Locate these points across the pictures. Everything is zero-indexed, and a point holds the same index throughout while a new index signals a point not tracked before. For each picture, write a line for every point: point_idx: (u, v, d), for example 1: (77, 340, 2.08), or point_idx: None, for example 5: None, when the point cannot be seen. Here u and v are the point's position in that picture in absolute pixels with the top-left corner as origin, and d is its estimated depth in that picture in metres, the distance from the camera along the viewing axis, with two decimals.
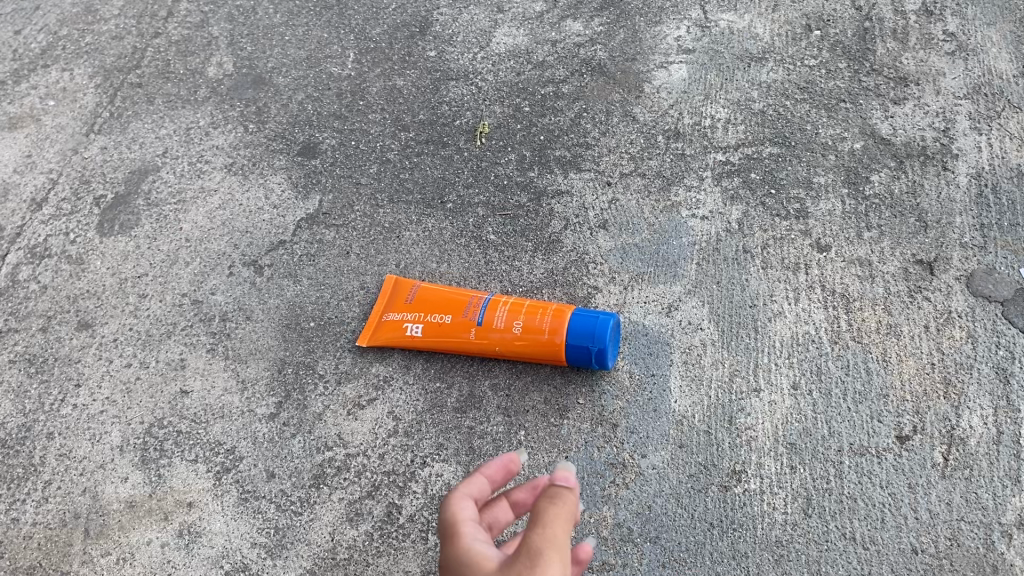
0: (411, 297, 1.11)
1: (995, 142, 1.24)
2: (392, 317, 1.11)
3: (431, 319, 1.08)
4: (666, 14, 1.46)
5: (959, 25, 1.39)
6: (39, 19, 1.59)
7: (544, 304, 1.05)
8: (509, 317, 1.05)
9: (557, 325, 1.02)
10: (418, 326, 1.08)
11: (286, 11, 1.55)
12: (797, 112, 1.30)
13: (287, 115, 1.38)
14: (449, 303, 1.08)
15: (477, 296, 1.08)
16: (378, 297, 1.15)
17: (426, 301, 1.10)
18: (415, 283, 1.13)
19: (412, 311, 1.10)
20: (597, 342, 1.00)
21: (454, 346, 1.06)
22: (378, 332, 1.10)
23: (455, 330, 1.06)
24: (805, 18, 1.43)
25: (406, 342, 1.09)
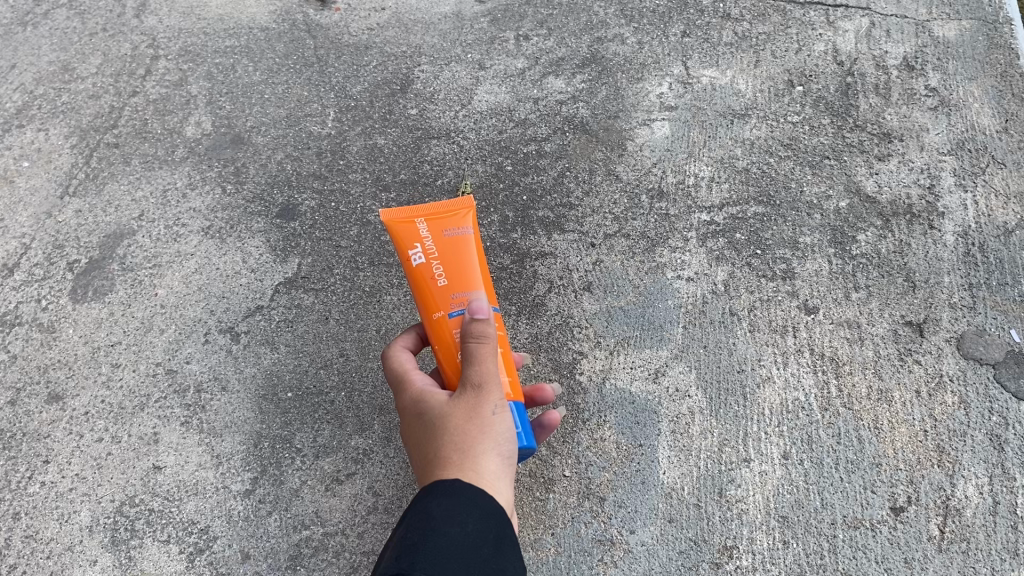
0: (450, 235, 0.91)
1: (980, 200, 1.23)
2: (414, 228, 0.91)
3: (433, 268, 0.88)
4: (648, 71, 1.45)
5: (941, 79, 1.39)
6: (15, 78, 1.57)
7: (501, 374, 0.84)
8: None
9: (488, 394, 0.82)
10: (421, 260, 0.89)
11: (266, 69, 1.53)
12: (781, 170, 1.29)
13: (265, 176, 1.36)
14: (460, 268, 0.89)
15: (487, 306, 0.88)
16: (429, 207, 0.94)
17: (449, 245, 0.90)
18: (468, 226, 0.93)
19: (435, 239, 0.90)
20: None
21: (418, 293, 0.89)
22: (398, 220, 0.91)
23: (432, 300, 0.87)
24: (787, 74, 1.42)
25: (401, 245, 0.90)
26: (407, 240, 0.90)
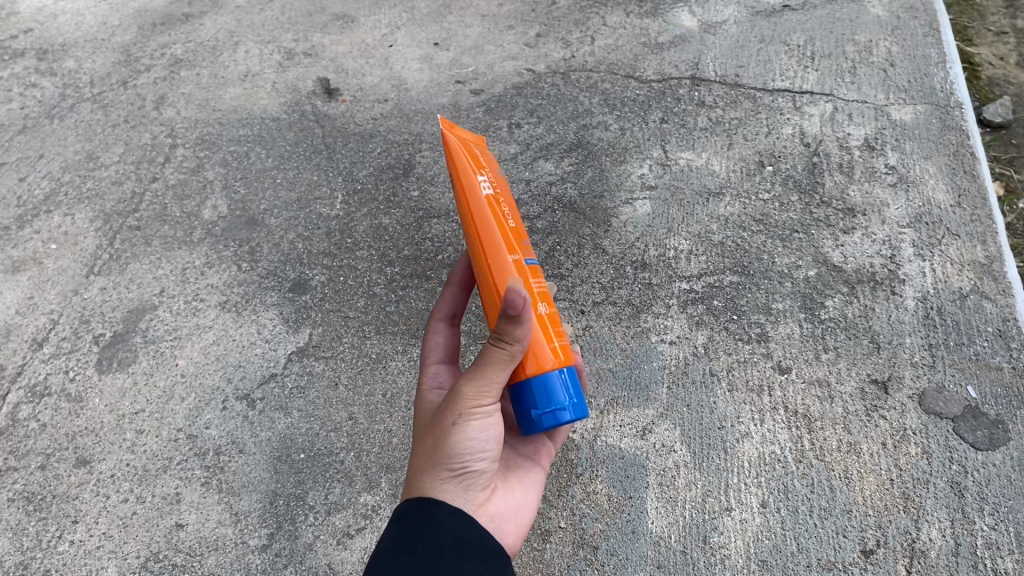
0: (500, 183, 0.92)
1: (937, 268, 1.34)
2: (468, 160, 0.88)
3: (499, 204, 0.87)
4: (630, 154, 1.58)
5: (899, 159, 1.52)
6: (43, 167, 1.69)
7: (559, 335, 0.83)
8: (539, 292, 0.84)
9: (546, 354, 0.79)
10: (489, 191, 0.87)
11: (278, 156, 1.66)
12: (754, 242, 1.40)
13: (278, 254, 1.47)
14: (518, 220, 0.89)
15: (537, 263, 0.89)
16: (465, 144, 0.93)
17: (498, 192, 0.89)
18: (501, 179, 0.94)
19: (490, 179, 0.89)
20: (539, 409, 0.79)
21: (490, 227, 0.84)
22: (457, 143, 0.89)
23: (509, 237, 0.84)
24: (758, 155, 1.55)
25: (461, 171, 0.87)
26: (467, 167, 0.88)
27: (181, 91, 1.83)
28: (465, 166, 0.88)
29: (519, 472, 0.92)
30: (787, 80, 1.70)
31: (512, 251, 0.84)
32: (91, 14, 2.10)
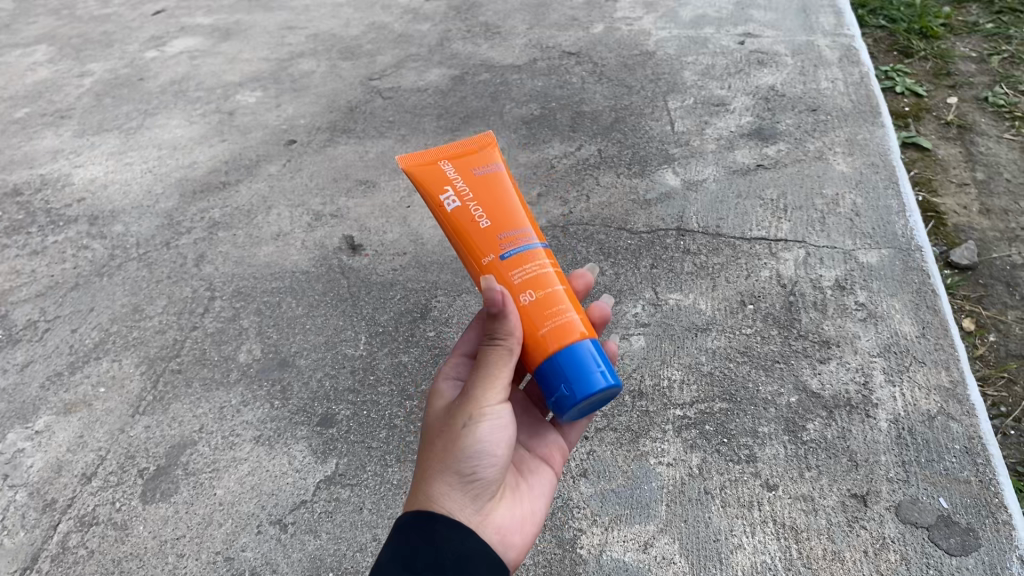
0: (479, 172, 1.03)
1: (907, 392, 1.48)
2: (445, 170, 1.03)
3: (470, 209, 1.00)
4: (625, 295, 1.75)
5: (867, 296, 1.69)
6: (93, 318, 1.86)
7: (561, 318, 0.94)
8: (525, 281, 0.96)
9: (548, 339, 0.93)
10: (454, 200, 1.00)
11: (307, 304, 1.83)
12: (739, 372, 1.55)
13: (307, 391, 1.61)
14: (501, 210, 1.01)
15: (523, 233, 0.99)
16: (455, 149, 1.06)
17: (486, 183, 1.02)
18: (492, 163, 1.05)
19: (467, 180, 1.02)
20: (566, 385, 0.90)
21: (466, 239, 1.00)
22: (423, 166, 1.03)
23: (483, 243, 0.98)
24: (739, 295, 1.72)
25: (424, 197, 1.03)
26: (430, 187, 1.02)
27: (219, 249, 2.03)
28: (429, 189, 1.02)
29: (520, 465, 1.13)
30: (764, 229, 1.90)
31: (490, 250, 0.98)
32: (137, 183, 2.34)
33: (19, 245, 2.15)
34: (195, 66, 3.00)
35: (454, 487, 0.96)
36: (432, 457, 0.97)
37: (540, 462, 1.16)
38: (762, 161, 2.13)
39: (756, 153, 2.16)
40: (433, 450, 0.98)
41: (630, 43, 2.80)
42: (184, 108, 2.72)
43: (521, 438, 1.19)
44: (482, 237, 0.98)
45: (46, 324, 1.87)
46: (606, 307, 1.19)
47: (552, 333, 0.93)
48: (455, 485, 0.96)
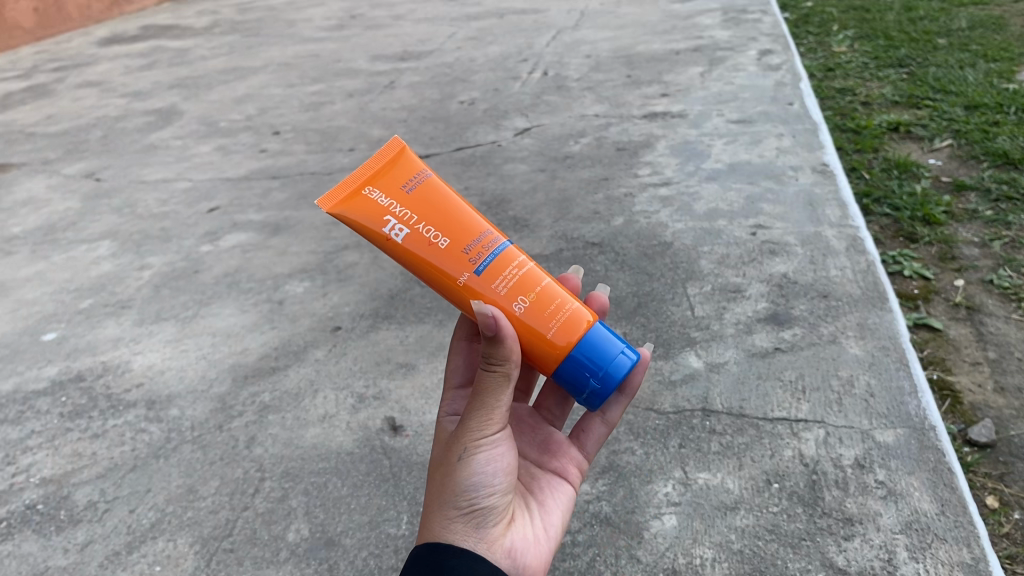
0: (409, 191, 1.32)
1: (930, 568, 1.55)
2: (379, 200, 1.31)
3: (422, 236, 1.30)
4: (655, 474, 1.85)
5: (887, 473, 1.77)
6: (149, 498, 1.97)
7: (563, 315, 1.33)
8: (508, 292, 1.31)
9: (557, 336, 1.32)
10: (402, 232, 1.30)
11: (352, 483, 1.94)
12: (768, 549, 1.63)
13: (353, 569, 1.70)
14: (449, 226, 1.32)
15: (480, 243, 1.32)
16: (370, 168, 1.33)
17: (421, 197, 1.33)
18: (417, 175, 1.34)
19: (402, 203, 1.31)
20: (596, 379, 1.33)
21: (427, 257, 1.31)
22: (358, 204, 1.30)
23: (454, 268, 1.31)
24: (764, 473, 1.81)
25: (366, 227, 1.30)
26: (374, 221, 1.30)
27: (268, 431, 2.16)
28: (373, 219, 1.30)
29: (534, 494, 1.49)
30: (784, 409, 2.01)
31: (465, 268, 1.30)
32: (192, 369, 2.51)
33: (81, 428, 2.29)
34: (245, 259, 3.25)
35: (458, 520, 1.30)
36: (438, 488, 1.33)
37: (555, 477, 1.55)
38: (779, 344, 2.27)
39: (773, 337, 2.31)
40: (437, 484, 1.34)
41: (649, 233, 3.02)
42: (236, 297, 2.94)
43: (537, 457, 1.58)
44: (445, 252, 1.31)
45: (105, 505, 1.98)
46: (605, 300, 1.64)
47: (562, 330, 1.32)
48: (459, 514, 1.30)
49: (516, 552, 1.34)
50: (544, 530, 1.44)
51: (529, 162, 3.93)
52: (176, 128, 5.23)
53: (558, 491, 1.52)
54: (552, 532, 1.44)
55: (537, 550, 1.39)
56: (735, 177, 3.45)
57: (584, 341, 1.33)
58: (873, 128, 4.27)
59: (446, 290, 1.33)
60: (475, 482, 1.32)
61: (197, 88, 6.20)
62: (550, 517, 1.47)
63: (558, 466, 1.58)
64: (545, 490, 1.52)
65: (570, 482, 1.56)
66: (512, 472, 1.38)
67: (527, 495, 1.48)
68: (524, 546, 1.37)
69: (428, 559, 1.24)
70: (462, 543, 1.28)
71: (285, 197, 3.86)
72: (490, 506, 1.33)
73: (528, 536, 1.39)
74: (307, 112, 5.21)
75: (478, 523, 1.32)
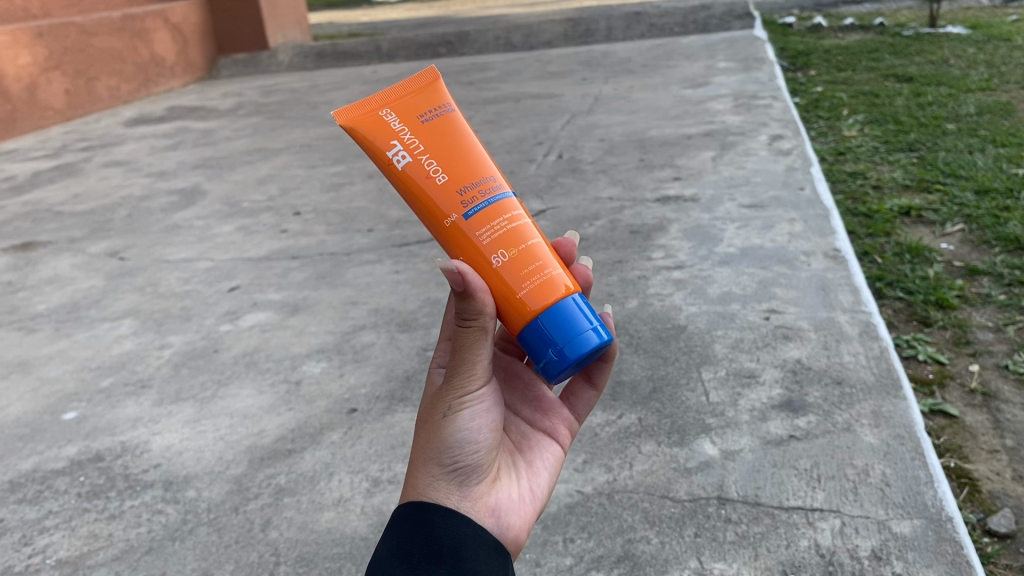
0: (424, 121, 1.44)
1: None
2: (392, 123, 1.43)
3: (423, 166, 1.41)
4: (671, 564, 1.85)
5: (904, 566, 1.76)
6: None
7: (538, 280, 1.38)
8: (491, 242, 1.38)
9: (531, 297, 1.37)
10: (404, 158, 1.42)
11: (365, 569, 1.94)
12: None
13: None
14: (450, 162, 1.42)
15: (477, 188, 1.41)
16: (395, 96, 1.46)
17: (432, 130, 1.44)
18: (436, 111, 1.46)
19: (413, 131, 1.43)
20: (554, 351, 1.35)
21: (420, 185, 1.41)
22: (373, 122, 1.43)
23: (445, 205, 1.40)
24: (780, 564, 1.81)
25: (373, 142, 1.43)
26: (384, 141, 1.43)
27: (284, 515, 2.17)
28: (382, 138, 1.43)
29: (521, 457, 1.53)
30: (799, 498, 2.01)
31: (456, 209, 1.39)
32: (209, 450, 2.53)
33: (99, 509, 2.30)
34: (264, 338, 3.30)
35: (444, 474, 1.32)
36: (423, 444, 1.35)
37: (542, 438, 1.61)
38: (794, 431, 2.27)
39: (788, 424, 2.31)
40: (422, 440, 1.36)
41: (663, 317, 3.06)
42: (255, 377, 2.97)
43: (527, 418, 1.63)
44: (439, 186, 1.40)
45: None
46: (588, 272, 1.64)
47: (535, 293, 1.37)
48: (443, 471, 1.32)
49: (499, 511, 1.37)
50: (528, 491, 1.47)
51: None
52: (199, 207, 5.36)
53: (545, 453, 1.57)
54: (538, 493, 1.48)
55: (520, 508, 1.43)
56: (747, 260, 3.49)
57: (552, 310, 1.37)
58: (885, 211, 4.32)
59: (434, 223, 1.42)
60: (459, 438, 1.34)
61: (220, 168, 6.36)
62: (536, 478, 1.52)
63: (546, 428, 1.63)
64: (532, 450, 1.56)
65: (558, 444, 1.62)
66: (496, 430, 1.41)
67: (513, 455, 1.52)
68: (508, 505, 1.41)
69: (412, 514, 1.25)
70: (447, 498, 1.31)
71: (304, 277, 3.94)
72: (475, 463, 1.36)
73: (512, 495, 1.43)
74: (327, 193, 5.33)
75: (462, 480, 1.34)
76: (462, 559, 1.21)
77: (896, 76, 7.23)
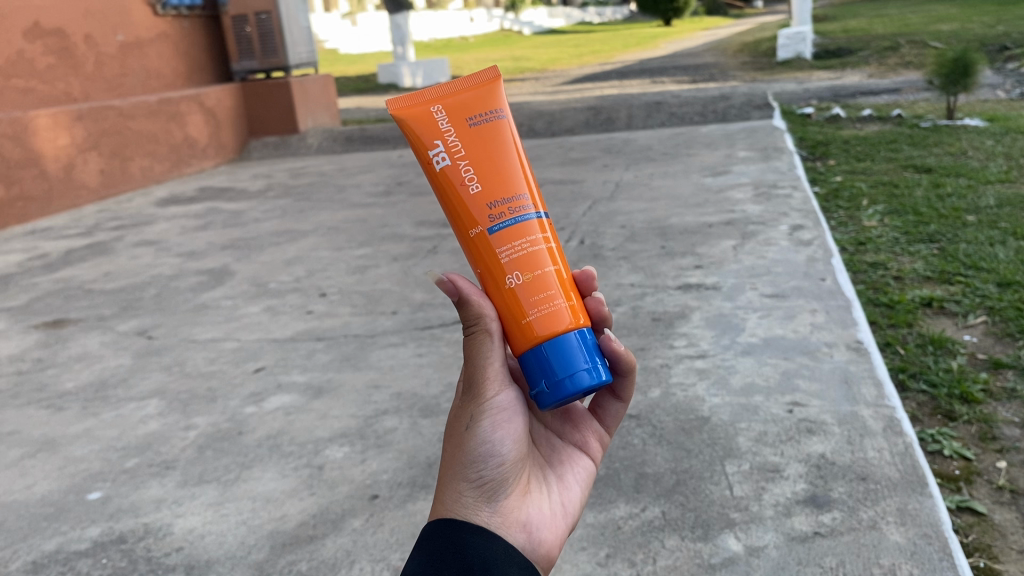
0: (472, 124, 1.47)
1: None
2: (440, 122, 1.47)
3: (458, 169, 1.44)
4: None
5: None
6: None
7: (543, 312, 1.40)
8: (506, 263, 1.41)
9: (536, 325, 1.39)
10: (443, 158, 1.45)
11: None
12: None
13: None
14: (484, 171, 1.44)
15: (507, 205, 1.43)
16: (450, 96, 1.50)
17: (477, 135, 1.47)
18: (487, 116, 1.49)
19: (460, 135, 1.46)
20: (544, 384, 1.37)
21: (450, 190, 1.44)
22: (422, 117, 1.47)
23: (470, 215, 1.43)
24: None
25: (418, 136, 1.47)
26: (428, 139, 1.47)
27: None
28: (428, 133, 1.47)
29: (555, 472, 1.56)
30: None
31: (480, 223, 1.42)
32: (232, 534, 2.54)
33: None
34: (288, 421, 3.33)
35: (470, 488, 1.37)
36: (449, 460, 1.41)
37: (577, 451, 1.63)
38: (819, 527, 2.26)
39: (813, 520, 2.30)
40: (447, 457, 1.42)
41: (686, 407, 3.06)
42: (278, 461, 2.99)
43: (563, 432, 1.64)
44: (470, 193, 1.43)
45: None
46: (605, 310, 1.55)
47: (543, 321, 1.39)
48: (468, 487, 1.37)
49: (531, 526, 1.41)
50: (565, 511, 1.49)
51: None
52: (227, 287, 5.46)
53: (579, 467, 1.60)
54: (572, 509, 1.50)
55: (554, 524, 1.45)
56: (770, 350, 3.51)
57: (552, 344, 1.38)
58: (906, 302, 4.33)
59: (462, 230, 1.45)
60: (483, 449, 1.40)
61: (248, 248, 6.49)
62: (570, 494, 1.54)
63: (580, 441, 1.65)
64: (565, 465, 1.59)
65: (592, 457, 1.64)
66: (522, 442, 1.46)
67: (547, 470, 1.55)
68: (541, 520, 1.43)
69: (439, 531, 1.29)
70: (474, 510, 1.35)
71: (329, 359, 3.99)
72: (501, 476, 1.41)
73: (545, 509, 1.46)
74: (353, 275, 5.42)
75: (489, 493, 1.39)
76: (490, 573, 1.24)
77: (914, 167, 7.32)
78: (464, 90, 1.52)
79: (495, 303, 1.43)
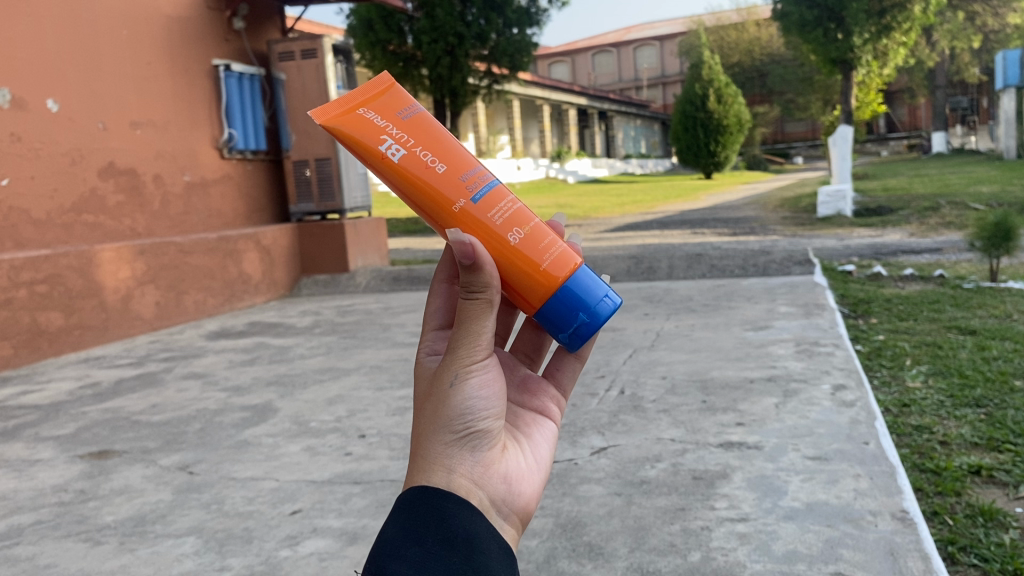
0: (401, 120, 1.72)
1: None
2: (376, 121, 1.70)
3: (411, 157, 1.68)
4: None
5: None
6: None
7: (552, 259, 1.71)
8: (501, 224, 1.67)
9: (550, 269, 1.71)
10: (394, 153, 1.68)
11: None
12: None
13: None
14: (440, 153, 1.71)
15: (472, 175, 1.70)
16: (368, 98, 1.74)
17: (411, 124, 1.73)
18: (408, 109, 1.75)
19: (397, 127, 1.71)
20: (583, 312, 1.73)
21: (420, 175, 1.67)
22: (355, 124, 1.69)
23: (453, 193, 1.66)
24: None
25: (361, 137, 1.69)
26: (375, 138, 1.69)
27: None
28: (372, 136, 1.69)
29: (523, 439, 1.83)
30: None
31: (463, 196, 1.66)
32: None
33: None
34: (322, 567, 3.31)
35: (452, 441, 1.54)
36: (431, 414, 1.55)
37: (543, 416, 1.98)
38: None
39: None
40: (427, 412, 1.55)
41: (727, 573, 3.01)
42: None
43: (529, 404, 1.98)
44: (438, 173, 1.68)
45: None
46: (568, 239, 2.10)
47: (555, 263, 1.71)
48: (451, 441, 1.54)
49: (506, 485, 1.62)
50: (533, 476, 1.73)
51: (604, 484, 4.00)
52: (269, 425, 5.53)
53: (544, 429, 1.93)
54: (541, 475, 1.77)
55: (523, 476, 1.69)
56: (812, 516, 3.44)
57: (571, 276, 1.73)
58: (953, 469, 4.24)
59: (442, 207, 1.67)
60: (464, 402, 1.55)
61: (292, 386, 6.60)
62: (539, 453, 1.84)
63: (540, 405, 2.00)
64: (529, 431, 1.89)
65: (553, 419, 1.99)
66: (502, 397, 1.61)
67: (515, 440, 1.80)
68: (515, 480, 1.66)
69: (426, 494, 1.44)
70: (456, 462, 1.53)
71: (365, 504, 3.98)
72: (477, 436, 1.58)
73: (512, 464, 1.68)
74: (393, 417, 5.47)
75: (468, 450, 1.56)
76: (473, 551, 1.39)
77: (958, 328, 7.31)
78: (374, 92, 1.77)
79: (502, 256, 1.67)
